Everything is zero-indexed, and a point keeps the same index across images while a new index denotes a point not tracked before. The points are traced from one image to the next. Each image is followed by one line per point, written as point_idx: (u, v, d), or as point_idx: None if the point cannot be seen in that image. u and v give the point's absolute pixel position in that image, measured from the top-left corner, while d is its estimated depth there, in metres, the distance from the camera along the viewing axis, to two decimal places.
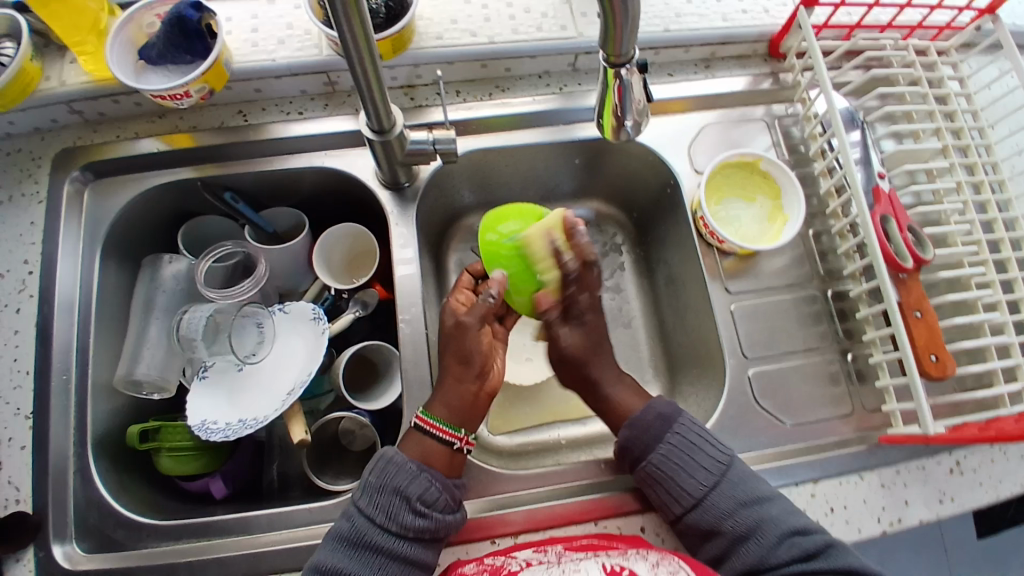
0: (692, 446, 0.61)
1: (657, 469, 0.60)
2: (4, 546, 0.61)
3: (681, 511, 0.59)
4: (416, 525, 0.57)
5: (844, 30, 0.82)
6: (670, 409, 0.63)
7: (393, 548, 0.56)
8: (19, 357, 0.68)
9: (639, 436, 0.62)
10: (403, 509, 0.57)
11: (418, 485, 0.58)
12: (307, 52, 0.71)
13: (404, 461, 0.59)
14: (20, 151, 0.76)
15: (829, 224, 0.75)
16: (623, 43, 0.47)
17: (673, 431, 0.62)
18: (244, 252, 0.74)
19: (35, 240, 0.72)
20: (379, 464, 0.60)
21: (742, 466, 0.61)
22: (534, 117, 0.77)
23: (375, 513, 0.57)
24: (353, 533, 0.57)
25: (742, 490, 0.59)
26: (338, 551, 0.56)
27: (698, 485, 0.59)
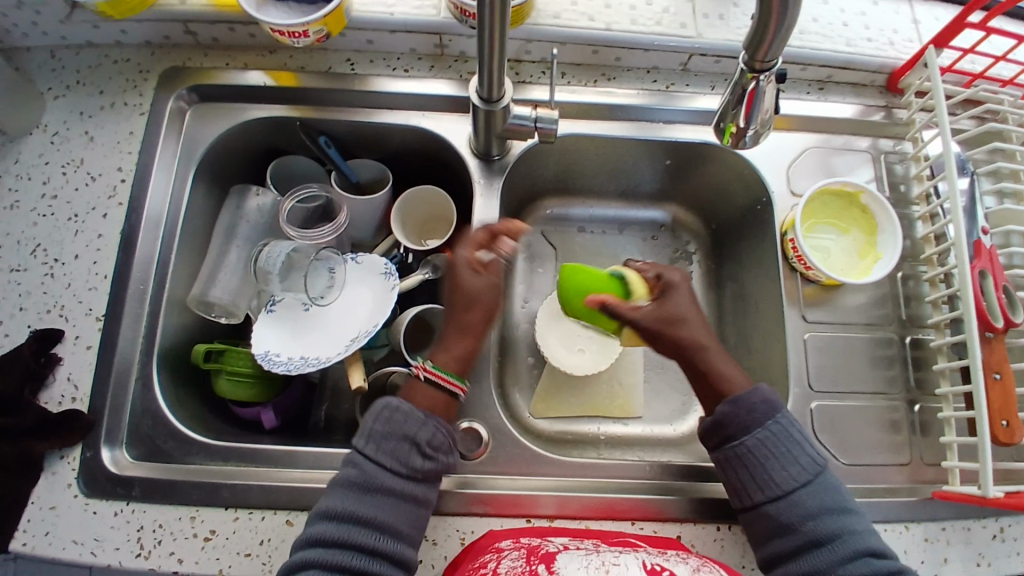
0: (790, 441, 0.59)
1: (751, 450, 0.59)
2: (56, 439, 0.63)
3: (760, 499, 0.58)
4: (424, 467, 0.58)
5: (967, 77, 0.78)
6: (775, 397, 0.62)
7: (403, 489, 0.57)
8: (99, 261, 0.70)
9: (738, 413, 0.60)
10: (412, 453, 0.58)
11: (426, 431, 0.59)
12: (424, 12, 0.71)
13: (410, 408, 0.60)
14: (129, 61, 0.77)
15: (919, 270, 0.73)
16: (771, 51, 0.46)
17: (774, 419, 0.60)
18: (326, 197, 0.76)
19: (131, 150, 0.74)
20: (383, 412, 0.60)
21: (831, 477, 0.59)
22: (632, 110, 0.75)
23: (383, 458, 0.58)
24: (362, 478, 0.57)
25: (831, 496, 0.57)
26: (348, 495, 0.56)
27: (789, 478, 0.57)
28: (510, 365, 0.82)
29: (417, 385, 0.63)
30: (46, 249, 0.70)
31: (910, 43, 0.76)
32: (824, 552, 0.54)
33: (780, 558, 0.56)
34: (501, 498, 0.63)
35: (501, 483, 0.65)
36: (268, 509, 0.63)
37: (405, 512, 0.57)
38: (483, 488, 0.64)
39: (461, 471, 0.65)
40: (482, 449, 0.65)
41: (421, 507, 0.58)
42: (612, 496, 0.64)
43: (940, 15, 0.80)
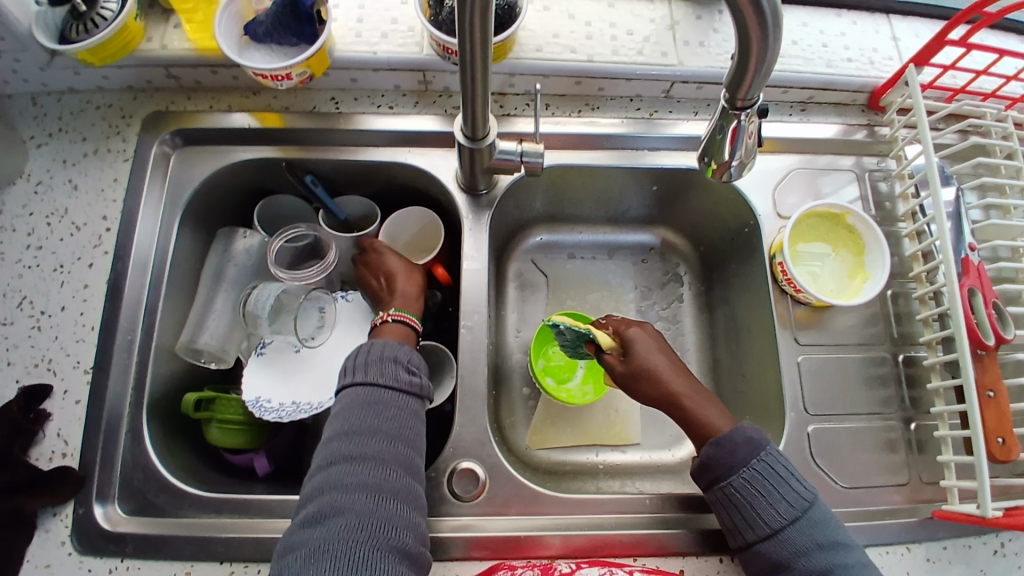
0: (776, 476, 0.58)
1: (736, 492, 0.58)
2: (46, 497, 0.61)
3: (752, 539, 0.57)
4: (413, 381, 0.59)
5: (947, 93, 0.79)
6: (759, 435, 0.61)
7: (399, 399, 0.57)
8: (85, 311, 0.69)
9: (723, 455, 0.59)
10: (398, 369, 0.58)
11: (406, 351, 0.60)
12: (408, 49, 0.71)
13: (378, 342, 0.60)
14: (111, 107, 0.77)
15: (908, 287, 0.74)
16: (752, 89, 0.46)
17: (759, 457, 0.59)
18: (315, 236, 0.75)
19: (116, 197, 0.73)
20: (362, 349, 0.60)
21: (824, 510, 0.57)
22: (618, 139, 0.76)
23: (374, 377, 0.57)
24: (359, 397, 0.56)
25: (823, 532, 0.55)
26: (350, 413, 0.55)
27: (776, 515, 0.56)
28: (505, 397, 0.81)
29: (388, 325, 0.66)
30: (31, 301, 0.70)
31: (889, 62, 0.77)
32: None
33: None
34: (500, 540, 0.62)
35: (501, 524, 0.64)
36: (264, 562, 0.62)
37: (406, 419, 0.56)
38: (482, 530, 0.63)
39: (459, 512, 0.64)
40: (479, 489, 0.65)
41: (418, 421, 0.58)
42: (607, 533, 0.63)
43: (916, 33, 0.81)
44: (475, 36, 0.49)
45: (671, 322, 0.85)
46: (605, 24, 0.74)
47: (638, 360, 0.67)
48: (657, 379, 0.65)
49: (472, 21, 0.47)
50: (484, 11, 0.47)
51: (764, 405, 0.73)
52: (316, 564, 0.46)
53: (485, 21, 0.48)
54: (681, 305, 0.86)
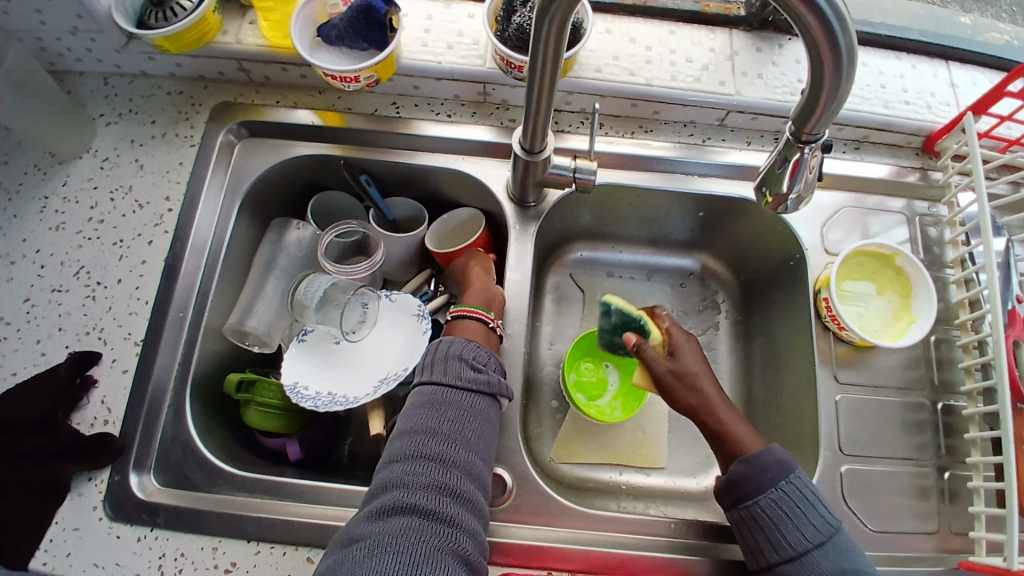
0: (806, 500, 0.58)
1: (762, 512, 0.58)
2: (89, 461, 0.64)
3: (774, 560, 0.57)
4: (479, 379, 0.60)
5: (1003, 142, 0.79)
6: (789, 458, 0.60)
7: (464, 400, 0.59)
8: (141, 286, 0.72)
9: (754, 474, 0.59)
10: (463, 367, 0.60)
11: (471, 348, 0.62)
12: (471, 61, 0.73)
13: (452, 337, 0.63)
14: (182, 93, 0.81)
15: (952, 334, 0.73)
16: (819, 124, 0.46)
17: (788, 478, 0.59)
18: (364, 233, 0.77)
19: (179, 180, 0.76)
20: (431, 345, 0.63)
21: (848, 540, 0.57)
22: (667, 162, 0.77)
23: (439, 376, 0.60)
24: (426, 398, 0.59)
25: (848, 560, 0.55)
26: (415, 415, 0.58)
27: (801, 539, 0.56)
28: (533, 408, 0.82)
29: (455, 323, 0.67)
30: (91, 272, 0.73)
31: (948, 107, 0.77)
32: None
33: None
34: (521, 548, 0.63)
35: (523, 533, 0.64)
36: (291, 546, 0.63)
37: (471, 422, 0.58)
38: (503, 536, 0.64)
39: None
40: (505, 495, 0.65)
41: (482, 422, 0.59)
42: (632, 553, 0.64)
43: (977, 80, 0.80)
44: (547, 53, 0.51)
45: (705, 348, 0.85)
46: (664, 50, 0.76)
47: (680, 363, 0.69)
48: (694, 385, 0.67)
49: (546, 39, 0.49)
50: (558, 32, 0.48)
51: (796, 440, 0.73)
52: (379, 556, 0.47)
53: (559, 39, 0.49)
54: (717, 333, 0.86)
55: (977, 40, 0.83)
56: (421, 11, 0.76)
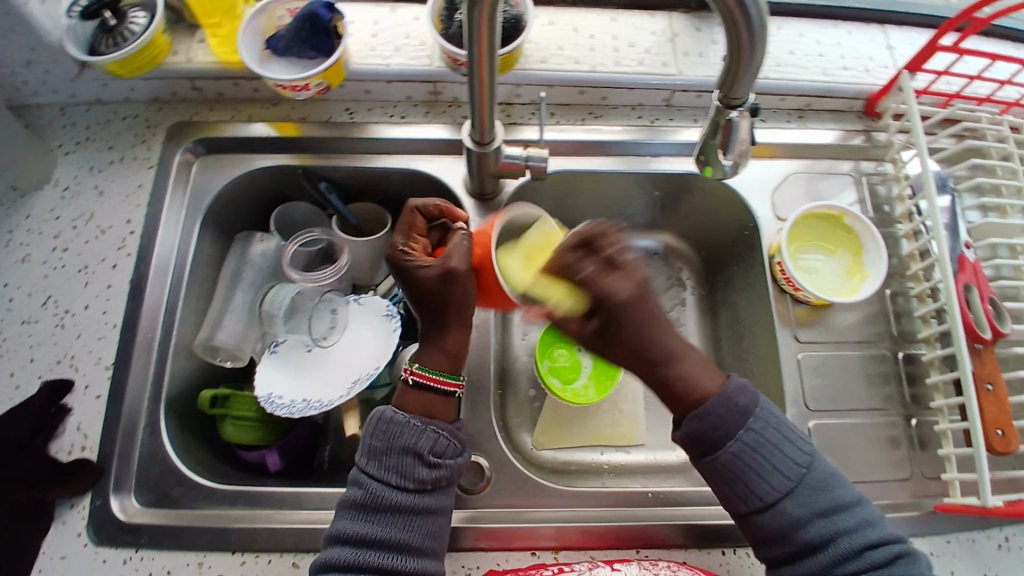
0: (769, 446, 0.57)
1: (727, 465, 0.57)
2: (69, 487, 0.64)
3: (746, 511, 0.57)
4: (431, 476, 0.58)
5: (943, 98, 0.81)
6: (746, 400, 0.58)
7: (414, 503, 0.57)
8: (108, 310, 0.72)
9: (711, 428, 0.57)
10: (416, 465, 0.58)
11: (427, 439, 0.59)
12: (419, 62, 0.75)
13: (405, 419, 0.59)
14: (138, 117, 0.81)
15: (907, 286, 0.75)
16: (742, 87, 0.49)
17: (748, 424, 0.57)
18: (328, 241, 0.79)
19: (140, 203, 0.77)
20: (379, 426, 0.59)
21: (818, 473, 0.58)
22: (621, 145, 0.79)
23: (388, 474, 0.57)
24: (369, 498, 0.57)
25: (819, 499, 0.56)
26: (358, 519, 0.56)
27: (771, 488, 0.56)
28: (511, 398, 0.83)
29: (412, 391, 0.62)
30: (56, 301, 0.73)
31: (884, 69, 0.80)
32: (821, 556, 0.54)
33: (779, 564, 0.56)
34: (507, 532, 0.64)
35: (508, 517, 0.65)
36: (278, 552, 0.64)
37: (420, 526, 0.57)
38: (488, 522, 0.65)
39: (466, 505, 0.66)
40: (483, 483, 0.66)
41: (433, 518, 0.58)
42: (603, 526, 0.65)
43: (910, 42, 0.83)
44: (482, 45, 0.53)
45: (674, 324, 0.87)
46: (608, 37, 0.78)
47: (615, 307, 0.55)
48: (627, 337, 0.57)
49: (477, 32, 0.51)
50: (489, 24, 0.50)
51: None
52: None
53: (491, 30, 0.51)
54: (685, 308, 0.88)
55: (906, 5, 0.87)
56: (367, 17, 0.78)
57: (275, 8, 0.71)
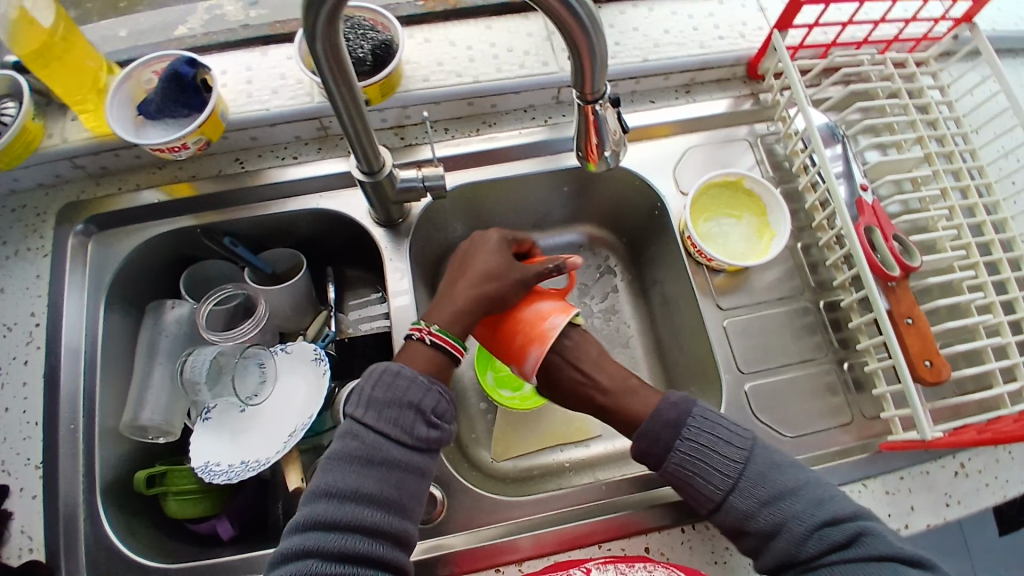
0: (703, 451, 0.60)
1: (671, 476, 0.61)
2: None
3: (706, 512, 0.60)
4: (430, 436, 0.59)
5: (821, 49, 0.83)
6: (676, 413, 0.62)
7: (407, 460, 0.57)
8: (28, 409, 0.70)
9: (649, 448, 0.62)
10: (418, 422, 0.58)
11: (431, 398, 0.60)
12: (299, 101, 0.75)
13: (413, 374, 0.60)
14: (25, 207, 0.78)
15: (816, 237, 0.77)
16: (596, 83, 0.48)
17: (680, 437, 0.61)
18: (244, 294, 0.76)
19: (41, 292, 0.74)
20: (382, 378, 0.59)
21: (764, 462, 0.59)
22: (521, 148, 0.79)
23: (388, 427, 0.57)
24: (365, 450, 0.56)
25: (766, 487, 0.57)
26: (350, 470, 0.55)
27: (715, 488, 0.59)
28: (462, 416, 0.83)
29: (415, 346, 0.64)
30: None
31: (758, 30, 0.82)
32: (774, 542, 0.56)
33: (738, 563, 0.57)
34: (467, 553, 0.63)
35: (467, 539, 0.65)
36: None
37: (409, 484, 0.56)
38: (450, 546, 0.64)
39: (427, 536, 0.65)
40: (438, 509, 0.65)
41: (426, 480, 0.58)
42: (571, 526, 0.65)
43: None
44: (343, 92, 0.52)
45: (610, 313, 0.88)
46: (485, 45, 0.78)
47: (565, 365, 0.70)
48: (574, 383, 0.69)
49: (336, 80, 0.50)
50: (342, 69, 0.50)
51: (705, 376, 0.76)
52: None
53: (347, 76, 0.51)
54: (617, 295, 0.89)
55: None
56: (239, 64, 0.77)
57: (141, 71, 0.71)
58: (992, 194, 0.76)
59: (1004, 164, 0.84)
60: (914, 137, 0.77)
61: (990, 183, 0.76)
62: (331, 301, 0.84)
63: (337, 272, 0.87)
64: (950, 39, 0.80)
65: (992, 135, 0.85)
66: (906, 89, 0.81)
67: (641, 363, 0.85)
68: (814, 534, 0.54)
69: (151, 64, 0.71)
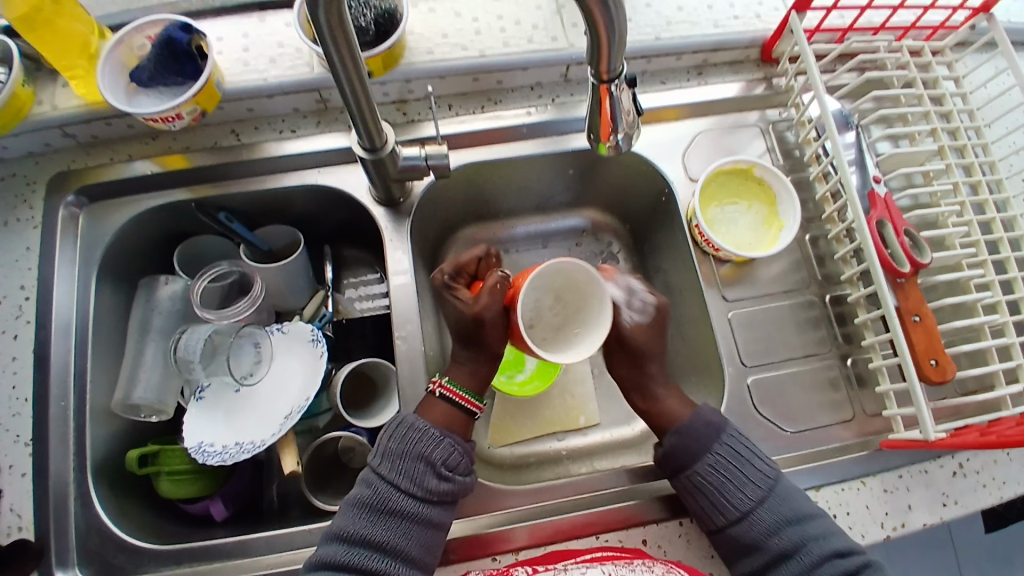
0: (739, 458, 0.61)
1: (703, 479, 0.61)
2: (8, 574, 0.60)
3: (723, 523, 0.60)
4: (440, 488, 0.58)
5: (837, 34, 0.80)
6: (720, 421, 0.64)
7: (417, 511, 0.57)
8: (17, 384, 0.67)
9: (686, 442, 0.63)
10: (428, 474, 0.59)
11: (441, 450, 0.60)
12: (298, 71, 0.72)
13: (425, 427, 0.61)
14: (12, 175, 0.75)
15: (825, 229, 0.76)
16: (613, 61, 0.46)
17: (720, 441, 0.63)
18: (239, 272, 0.75)
19: (31, 265, 0.71)
20: (398, 430, 0.61)
21: (786, 486, 0.61)
22: (527, 128, 0.77)
23: (400, 478, 0.58)
24: (377, 499, 0.57)
25: (788, 508, 0.59)
26: (362, 517, 0.57)
27: (744, 498, 0.60)
28: None
29: (437, 404, 0.65)
30: None
31: (774, 12, 0.79)
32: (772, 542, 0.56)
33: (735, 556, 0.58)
34: (465, 541, 0.63)
35: (465, 527, 0.64)
36: None
37: (420, 535, 0.56)
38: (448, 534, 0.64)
39: None
40: None
41: (439, 532, 0.58)
42: (569, 517, 0.64)
43: None
44: (347, 62, 0.50)
45: None
46: (492, 18, 0.75)
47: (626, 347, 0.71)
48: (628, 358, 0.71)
49: (339, 51, 0.48)
50: (346, 39, 0.47)
51: (707, 367, 0.75)
52: None
53: (351, 46, 0.48)
54: None
55: None
56: (235, 31, 0.74)
57: (131, 38, 0.68)
58: (1003, 190, 0.75)
59: (1016, 159, 0.83)
60: (928, 128, 0.76)
61: (1001, 179, 0.74)
62: (328, 281, 0.82)
63: (335, 251, 0.86)
64: (968, 28, 0.78)
65: (1004, 130, 0.83)
66: (921, 78, 0.79)
67: None
68: (802, 543, 0.57)
69: (144, 28, 0.68)
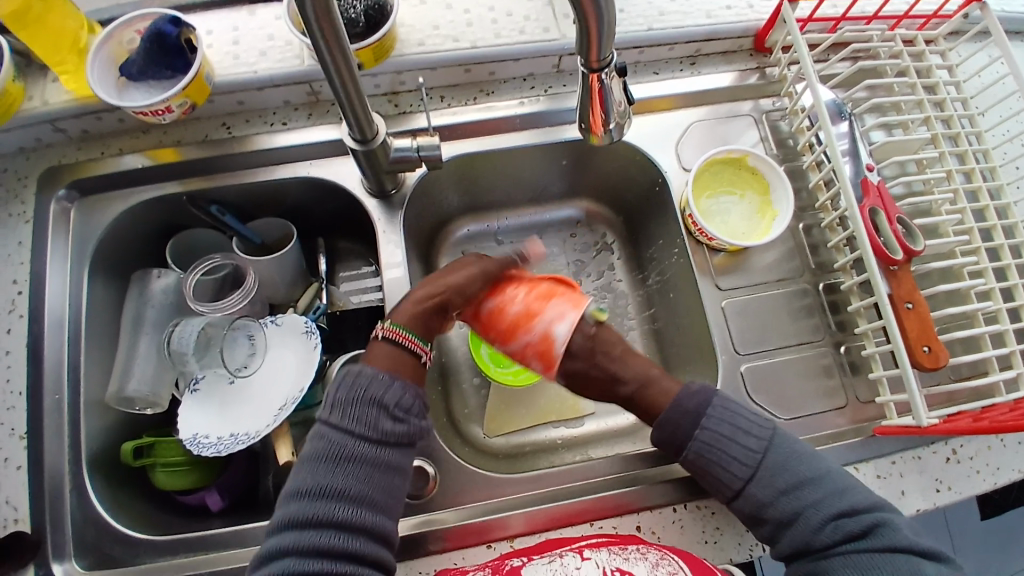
0: (729, 429, 0.60)
1: (698, 456, 0.60)
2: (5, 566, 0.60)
3: (729, 494, 0.59)
4: (395, 429, 0.57)
5: (830, 23, 0.80)
6: (703, 392, 0.63)
7: (375, 456, 0.55)
8: (11, 378, 0.68)
9: (676, 425, 0.61)
10: (381, 416, 0.56)
11: (394, 393, 0.58)
12: (289, 63, 0.72)
13: (374, 372, 0.58)
14: (5, 170, 0.75)
15: (818, 217, 0.76)
16: (602, 49, 0.46)
17: (707, 415, 0.61)
18: (232, 264, 0.75)
19: (23, 259, 0.71)
20: (345, 379, 0.58)
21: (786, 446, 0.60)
22: (519, 119, 0.76)
23: (351, 424, 0.56)
24: (331, 447, 0.55)
25: (790, 474, 0.58)
26: (318, 469, 0.54)
27: (741, 466, 0.59)
28: (454, 390, 0.82)
29: (382, 343, 0.61)
30: None
31: (766, 0, 0.79)
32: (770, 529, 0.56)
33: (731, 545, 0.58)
34: (460, 530, 0.63)
35: (459, 515, 0.64)
36: None
37: (379, 480, 0.55)
38: (441, 523, 0.64)
39: (421, 512, 0.65)
40: (431, 483, 0.65)
41: (402, 475, 0.57)
42: (566, 505, 0.64)
43: None
44: (334, 54, 0.49)
45: (607, 289, 0.87)
46: (483, 9, 0.75)
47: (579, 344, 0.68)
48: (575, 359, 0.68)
49: (326, 41, 0.48)
50: (333, 29, 0.47)
51: (701, 356, 0.75)
52: None
53: (339, 39, 0.48)
54: (613, 272, 0.88)
55: None
56: (225, 24, 0.74)
57: (121, 32, 0.68)
58: (997, 178, 0.75)
59: (1010, 147, 0.83)
60: (921, 116, 0.75)
61: (995, 167, 0.74)
62: (322, 274, 0.82)
63: (329, 244, 0.86)
64: (962, 16, 0.78)
65: (997, 118, 0.83)
66: (914, 67, 0.78)
67: (636, 344, 0.84)
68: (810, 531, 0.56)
69: (132, 22, 0.68)
